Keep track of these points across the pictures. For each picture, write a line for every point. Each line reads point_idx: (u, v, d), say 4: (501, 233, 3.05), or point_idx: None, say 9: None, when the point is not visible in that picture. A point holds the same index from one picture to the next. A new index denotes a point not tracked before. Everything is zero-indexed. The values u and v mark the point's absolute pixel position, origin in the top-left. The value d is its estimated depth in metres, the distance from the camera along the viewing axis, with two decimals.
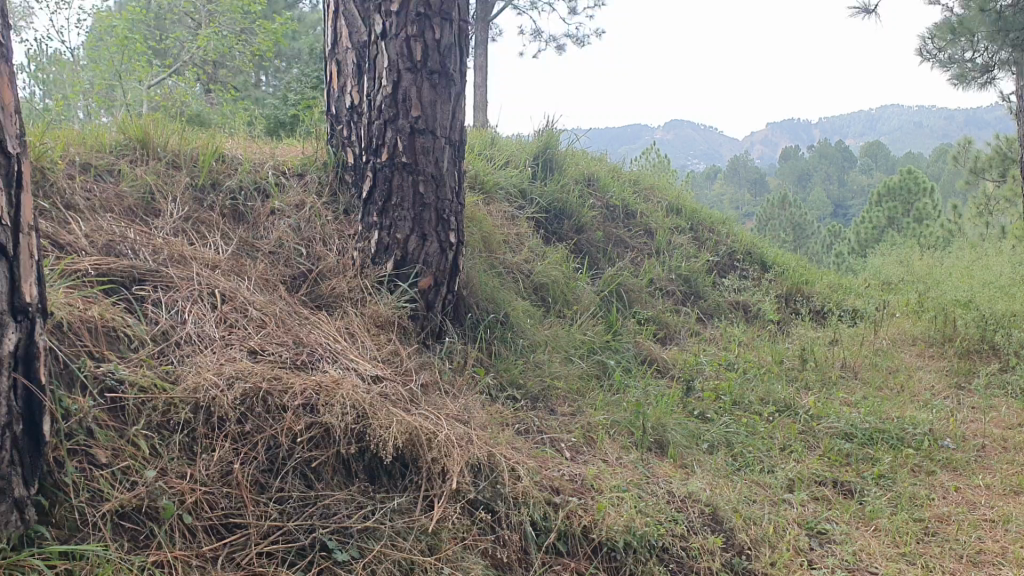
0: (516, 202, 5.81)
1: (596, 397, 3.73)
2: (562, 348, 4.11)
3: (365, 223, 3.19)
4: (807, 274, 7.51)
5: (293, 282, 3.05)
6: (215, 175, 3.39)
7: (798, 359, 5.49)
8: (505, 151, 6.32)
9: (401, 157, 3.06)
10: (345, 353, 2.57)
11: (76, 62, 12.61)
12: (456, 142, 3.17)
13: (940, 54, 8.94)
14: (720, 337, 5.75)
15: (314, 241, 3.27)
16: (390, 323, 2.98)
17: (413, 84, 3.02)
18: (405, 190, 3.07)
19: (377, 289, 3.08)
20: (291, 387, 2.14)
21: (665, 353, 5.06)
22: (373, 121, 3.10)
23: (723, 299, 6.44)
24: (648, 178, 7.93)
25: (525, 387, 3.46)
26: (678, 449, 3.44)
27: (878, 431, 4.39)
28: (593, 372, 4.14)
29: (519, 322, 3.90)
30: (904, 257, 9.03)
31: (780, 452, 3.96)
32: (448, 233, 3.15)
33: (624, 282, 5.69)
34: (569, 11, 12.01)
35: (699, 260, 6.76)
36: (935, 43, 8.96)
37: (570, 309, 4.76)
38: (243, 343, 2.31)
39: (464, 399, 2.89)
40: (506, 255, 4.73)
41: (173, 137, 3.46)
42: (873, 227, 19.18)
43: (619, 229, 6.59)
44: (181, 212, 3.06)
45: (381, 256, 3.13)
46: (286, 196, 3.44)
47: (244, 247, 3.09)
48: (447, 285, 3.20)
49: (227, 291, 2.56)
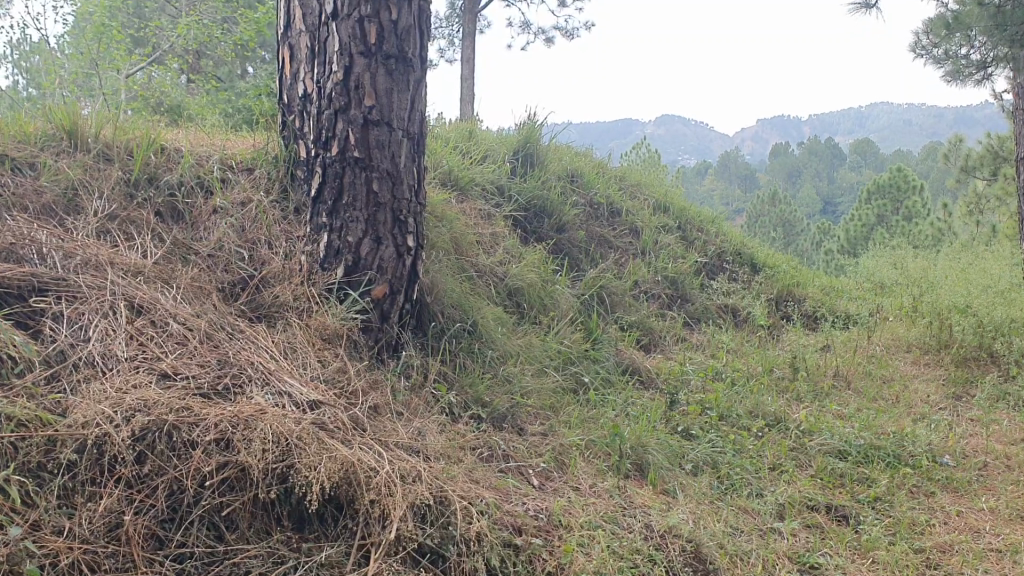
0: (493, 200, 5.51)
1: (570, 415, 3.43)
2: (536, 359, 3.82)
3: (314, 224, 2.88)
4: (799, 276, 7.24)
5: (230, 290, 2.74)
6: (152, 169, 3.07)
7: (788, 368, 5.21)
8: (483, 146, 6.02)
9: (353, 151, 2.76)
10: (279, 373, 2.27)
11: (54, 52, 12.26)
12: (414, 135, 2.88)
13: (935, 50, 8.68)
14: (707, 343, 5.47)
15: (257, 243, 2.96)
16: (338, 336, 2.68)
17: (367, 70, 2.72)
18: (357, 188, 2.77)
19: (324, 299, 2.78)
20: (204, 417, 1.84)
21: (648, 361, 4.77)
22: (323, 111, 2.79)
23: (712, 302, 6.17)
24: (634, 174, 7.63)
25: (492, 405, 3.15)
26: (660, 472, 3.14)
27: (874, 449, 4.12)
28: (568, 385, 3.84)
29: (488, 333, 3.60)
30: (897, 257, 8.76)
31: (770, 472, 3.68)
32: (405, 235, 2.86)
33: (606, 285, 5.40)
34: (557, 4, 11.69)
35: (687, 261, 6.48)
36: (930, 39, 8.69)
37: (547, 316, 4.47)
38: (154, 364, 2.01)
39: (418, 422, 2.59)
40: (479, 257, 4.43)
41: (107, 127, 3.14)
42: (863, 224, 18.94)
43: (603, 228, 6.30)
44: (107, 210, 2.75)
45: (330, 261, 2.82)
46: (230, 193, 3.13)
47: (177, 250, 2.78)
48: (404, 294, 2.91)
49: (146, 301, 2.25)
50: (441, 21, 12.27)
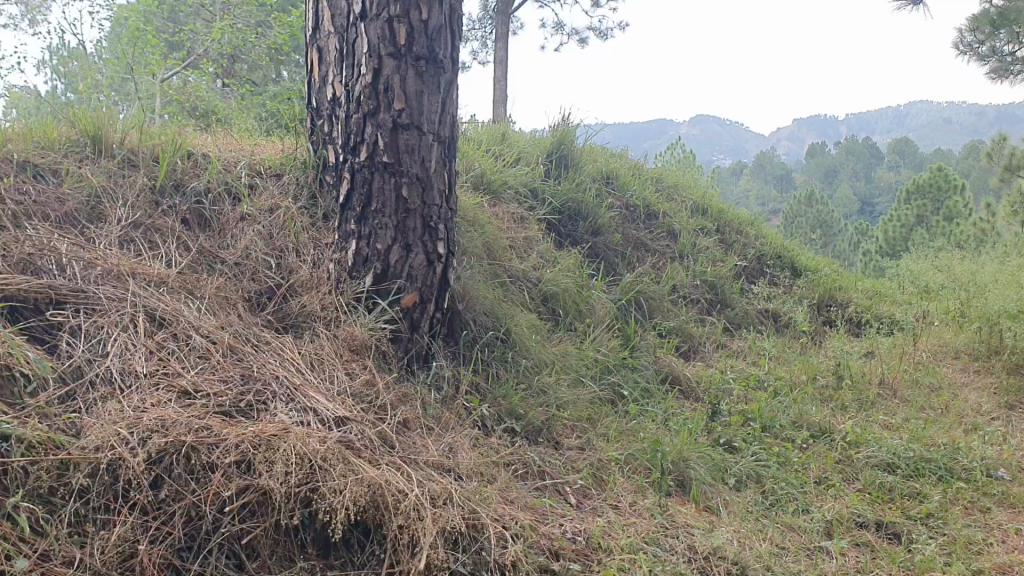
0: (527, 203, 5.40)
1: (608, 428, 3.31)
2: (572, 368, 3.70)
3: (342, 231, 2.79)
4: (841, 279, 7.05)
5: (257, 299, 2.66)
6: (178, 176, 3.00)
7: (832, 375, 5.05)
8: (516, 148, 5.92)
9: (382, 156, 2.66)
10: (305, 387, 2.17)
11: (93, 57, 12.37)
12: (445, 139, 2.78)
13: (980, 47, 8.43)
14: (747, 350, 5.32)
15: (285, 251, 2.87)
16: (367, 348, 2.58)
17: (396, 72, 2.62)
18: (386, 194, 2.67)
19: (353, 308, 2.69)
20: (225, 438, 1.74)
21: (687, 369, 4.64)
22: (351, 115, 2.71)
23: (752, 307, 6.01)
24: (671, 176, 7.48)
25: (527, 417, 3.03)
26: (702, 488, 3.02)
27: (924, 461, 3.95)
28: (606, 395, 3.72)
29: (523, 341, 3.49)
30: (943, 260, 8.52)
31: (816, 487, 3.53)
32: (436, 242, 2.75)
33: (643, 290, 5.27)
34: (591, 3, 11.55)
35: (726, 264, 6.32)
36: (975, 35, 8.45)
37: (583, 321, 4.35)
38: (175, 380, 1.92)
39: (450, 438, 2.49)
40: (512, 262, 4.33)
41: (133, 133, 3.07)
42: (902, 225, 18.57)
43: (639, 231, 6.16)
44: (131, 218, 2.68)
45: (359, 269, 2.73)
46: (258, 200, 3.05)
47: (203, 259, 2.70)
48: (435, 302, 2.81)
49: (167, 312, 2.17)
50: (474, 22, 12.18)
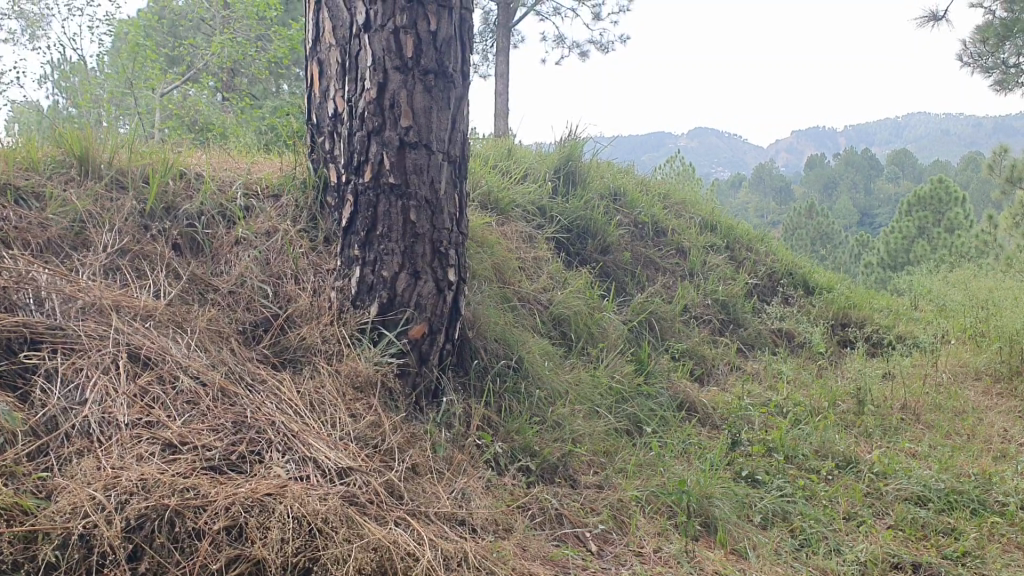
0: (534, 221, 5.22)
1: (627, 463, 3.10)
2: (586, 398, 3.49)
3: (345, 257, 2.59)
4: (854, 297, 6.84)
5: (253, 331, 2.47)
6: (171, 198, 2.81)
7: (852, 400, 4.84)
8: (522, 164, 5.75)
9: (388, 176, 2.47)
10: (304, 433, 1.98)
11: (94, 72, 12.27)
12: (455, 158, 2.59)
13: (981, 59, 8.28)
14: (763, 373, 5.12)
15: (283, 278, 2.68)
16: (372, 385, 2.38)
17: (403, 87, 2.44)
18: (393, 218, 2.48)
19: (356, 341, 2.49)
20: (215, 499, 1.56)
21: (703, 394, 4.45)
22: (354, 132, 2.52)
23: (765, 327, 5.82)
24: (678, 191, 7.30)
25: (542, 454, 2.83)
26: (729, 529, 2.77)
27: (956, 493, 3.70)
28: (622, 426, 3.52)
29: (535, 370, 3.29)
30: (956, 276, 8.31)
31: (845, 524, 3.31)
32: (446, 269, 2.56)
33: (655, 310, 5.07)
34: (593, 17, 11.40)
35: (738, 283, 6.13)
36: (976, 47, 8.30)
37: (595, 345, 4.15)
38: (160, 431, 1.73)
39: (462, 482, 2.29)
40: (521, 284, 4.14)
41: (122, 152, 2.89)
42: (905, 237, 18.37)
43: (648, 249, 5.97)
44: (118, 244, 2.49)
45: (363, 298, 2.53)
46: (254, 223, 2.86)
47: (194, 288, 2.52)
48: (444, 333, 2.61)
49: (153, 351, 1.98)
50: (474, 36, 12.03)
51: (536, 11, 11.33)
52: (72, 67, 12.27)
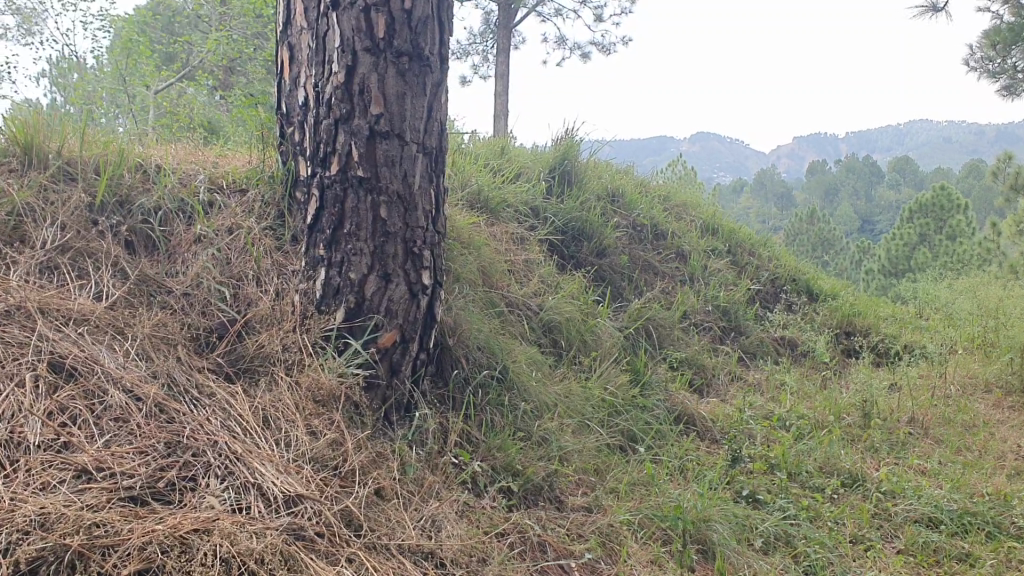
0: (527, 222, 5.00)
1: (618, 483, 2.87)
2: (576, 411, 3.27)
3: (310, 257, 2.37)
4: (859, 304, 6.61)
5: (206, 336, 2.24)
6: (124, 191, 2.59)
7: (858, 413, 4.61)
8: (516, 163, 5.53)
9: (356, 169, 2.25)
10: (249, 455, 1.76)
11: (89, 67, 12.10)
12: (432, 150, 2.37)
13: (988, 63, 8.06)
14: (765, 384, 4.90)
15: (244, 280, 2.46)
16: (335, 398, 2.14)
17: (374, 70, 2.22)
18: (361, 215, 2.26)
19: (320, 349, 2.26)
20: (127, 538, 1.33)
21: (701, 406, 4.22)
22: (321, 121, 2.30)
23: (767, 335, 5.59)
24: (678, 194, 7.07)
25: (525, 474, 2.60)
26: (728, 556, 2.53)
27: (970, 514, 3.44)
28: (615, 442, 3.29)
29: (521, 381, 3.07)
30: (964, 284, 8.07)
31: (852, 548, 3.07)
32: (420, 271, 2.34)
33: (653, 316, 4.85)
34: (594, 19, 11.18)
35: (739, 288, 5.91)
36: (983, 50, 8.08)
37: (588, 354, 3.92)
38: (75, 455, 1.51)
39: (432, 507, 2.06)
40: (510, 289, 3.92)
41: (74, 140, 2.67)
42: (906, 244, 18.11)
43: (647, 252, 5.75)
44: (59, 240, 2.26)
45: (329, 302, 2.31)
46: (216, 220, 2.64)
47: (143, 289, 2.29)
48: (418, 342, 2.38)
49: (80, 361, 1.76)
50: (475, 36, 11.79)
51: (536, 11, 11.12)
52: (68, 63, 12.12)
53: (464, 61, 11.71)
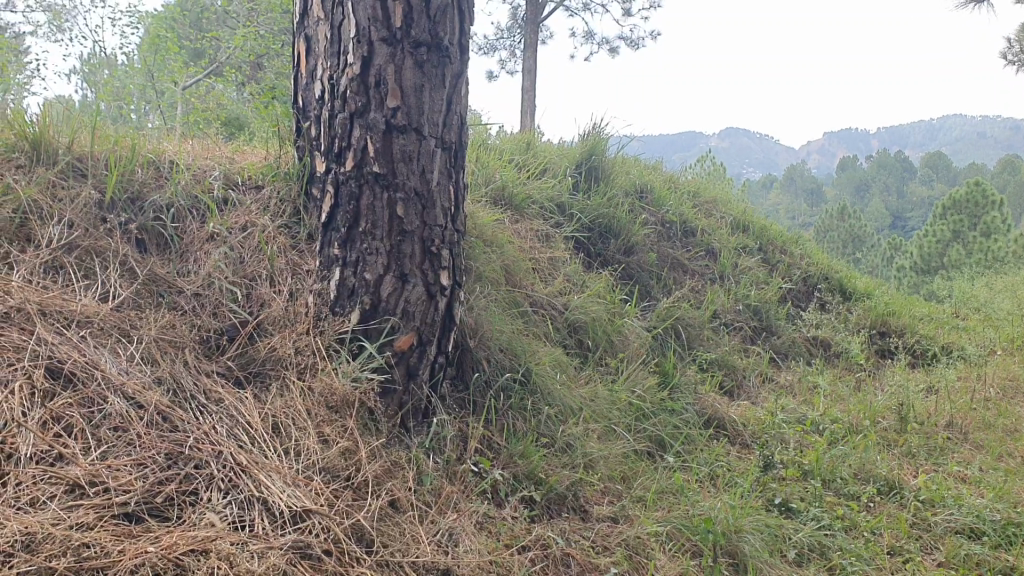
0: (553, 219, 4.90)
1: (646, 491, 2.76)
2: (603, 416, 3.16)
3: (325, 257, 2.28)
4: (894, 303, 6.43)
5: (216, 338, 2.16)
6: (135, 188, 2.51)
7: (894, 416, 4.46)
8: (541, 158, 5.43)
9: (372, 165, 2.15)
10: (255, 467, 1.66)
11: (118, 63, 12.15)
12: (451, 145, 2.26)
13: None
14: (798, 386, 4.76)
15: (257, 280, 2.37)
16: (349, 404, 2.05)
17: (391, 61, 2.12)
18: (377, 212, 2.17)
19: (334, 353, 2.17)
20: (118, 560, 1.25)
21: (732, 409, 4.10)
22: (336, 114, 2.21)
23: (799, 335, 5.45)
24: (707, 190, 6.93)
25: (548, 482, 2.50)
26: (761, 570, 2.41)
27: (1013, 525, 3.28)
28: (643, 448, 3.18)
29: (545, 384, 2.97)
30: (1002, 283, 7.85)
31: (890, 560, 2.93)
32: (438, 271, 2.24)
33: (682, 316, 4.72)
34: (622, 13, 11.03)
35: (771, 287, 5.77)
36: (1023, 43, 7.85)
37: (615, 355, 3.81)
38: (68, 468, 1.42)
39: (450, 519, 1.96)
40: (535, 288, 3.83)
41: (85, 135, 2.60)
42: (939, 240, 17.77)
43: (675, 250, 5.63)
44: (65, 238, 2.19)
45: (343, 303, 2.21)
46: (229, 217, 2.56)
47: (152, 290, 2.21)
48: (436, 345, 2.29)
49: (79, 367, 1.68)
50: (502, 31, 11.67)
51: (564, 6, 11.00)
52: (98, 59, 12.17)
53: (491, 56, 11.60)
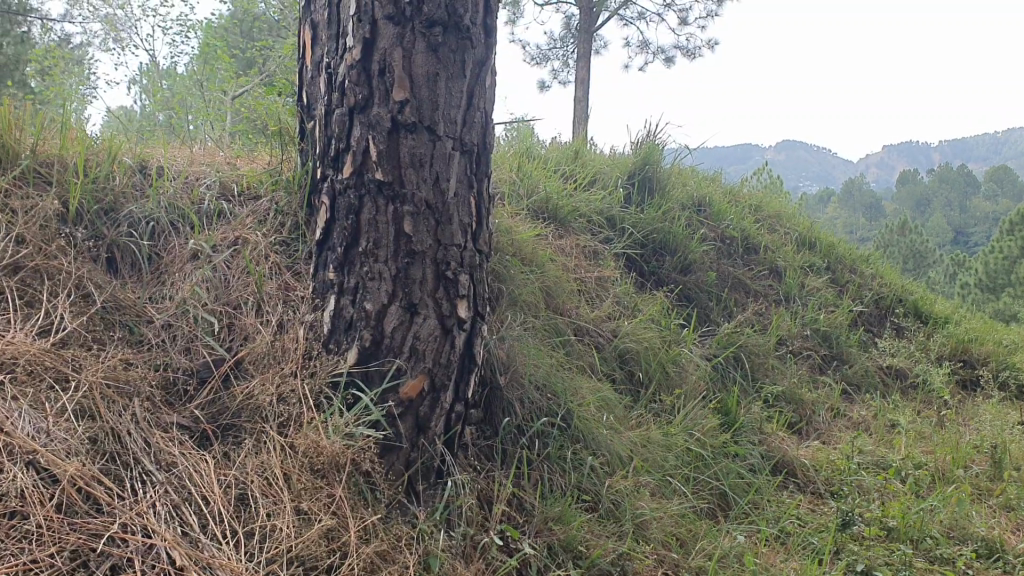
0: (600, 234, 4.50)
1: (707, 559, 2.28)
2: (656, 465, 2.72)
3: (319, 282, 1.89)
4: (978, 329, 5.83)
5: (184, 380, 1.77)
6: (108, 197, 2.17)
7: (988, 461, 3.87)
8: (589, 168, 5.03)
9: (374, 170, 1.75)
10: (193, 565, 1.27)
11: (170, 75, 12.08)
12: (474, 148, 1.85)
13: None
14: (874, 422, 4.26)
15: (241, 308, 1.99)
16: (339, 468, 1.64)
17: (397, 43, 1.72)
18: (380, 229, 1.77)
19: (325, 402, 1.77)
20: None
21: (804, 451, 3.62)
22: (334, 110, 1.82)
23: (873, 364, 4.93)
24: (769, 204, 6.43)
25: (589, 556, 2.05)
26: None
27: None
28: (703, 506, 2.72)
29: (588, 429, 2.53)
30: None
31: None
32: (454, 301, 1.83)
33: (745, 343, 4.25)
34: (678, 21, 10.54)
35: (841, 310, 5.26)
36: None
37: (670, 390, 3.36)
38: None
39: None
40: (580, 313, 3.42)
41: (57, 135, 2.27)
42: (1004, 256, 16.77)
43: (736, 268, 5.17)
44: (9, 257, 1.83)
45: (340, 339, 1.82)
46: (216, 233, 2.19)
47: (110, 321, 1.85)
48: (453, 390, 1.86)
49: None
50: (554, 40, 11.27)
51: (620, 15, 10.59)
52: (152, 70, 12.12)
53: (542, 67, 11.22)
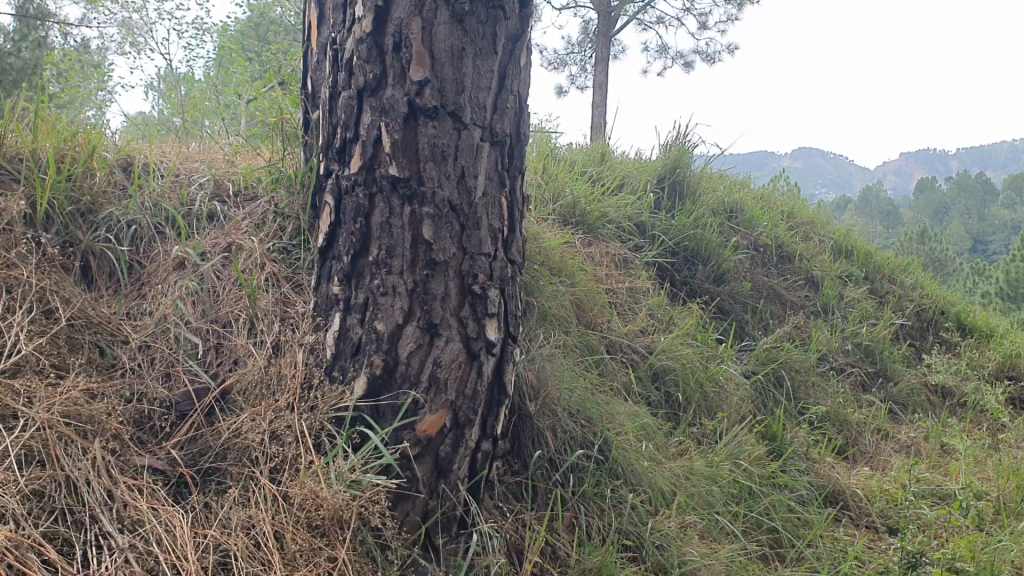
0: (630, 241, 4.21)
1: None
2: (701, 501, 2.42)
3: (323, 296, 1.60)
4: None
5: (161, 416, 1.50)
6: (84, 196, 1.90)
7: None
8: (617, 171, 4.76)
9: (387, 165, 1.46)
10: None
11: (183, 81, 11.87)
12: (507, 138, 1.56)
13: None
14: (925, 444, 3.93)
15: (232, 327, 1.72)
16: (342, 523, 1.35)
17: (415, 12, 1.43)
18: (395, 234, 1.48)
19: (327, 441, 1.48)
20: None
21: (855, 479, 3.30)
22: (340, 92, 1.54)
23: (918, 380, 4.61)
24: (801, 211, 6.12)
25: None
26: None
27: None
28: (755, 547, 2.42)
29: (628, 462, 2.24)
30: None
31: None
32: (482, 321, 1.54)
33: (786, 360, 3.95)
34: (699, 25, 10.27)
35: (882, 323, 4.94)
36: None
37: (711, 413, 3.06)
38: None
39: None
40: (612, 328, 3.13)
41: (29, 126, 2.01)
42: None
43: (772, 278, 4.86)
44: None
45: (346, 365, 1.53)
46: (206, 240, 1.92)
47: (75, 344, 1.56)
48: (480, 425, 1.57)
49: None
50: (572, 44, 11.00)
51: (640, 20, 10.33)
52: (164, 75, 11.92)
53: (560, 72, 10.96)
